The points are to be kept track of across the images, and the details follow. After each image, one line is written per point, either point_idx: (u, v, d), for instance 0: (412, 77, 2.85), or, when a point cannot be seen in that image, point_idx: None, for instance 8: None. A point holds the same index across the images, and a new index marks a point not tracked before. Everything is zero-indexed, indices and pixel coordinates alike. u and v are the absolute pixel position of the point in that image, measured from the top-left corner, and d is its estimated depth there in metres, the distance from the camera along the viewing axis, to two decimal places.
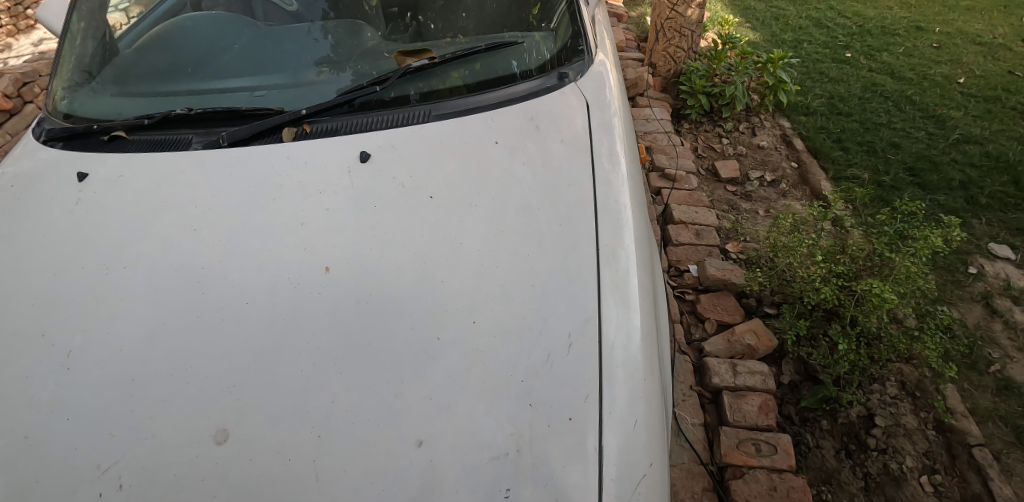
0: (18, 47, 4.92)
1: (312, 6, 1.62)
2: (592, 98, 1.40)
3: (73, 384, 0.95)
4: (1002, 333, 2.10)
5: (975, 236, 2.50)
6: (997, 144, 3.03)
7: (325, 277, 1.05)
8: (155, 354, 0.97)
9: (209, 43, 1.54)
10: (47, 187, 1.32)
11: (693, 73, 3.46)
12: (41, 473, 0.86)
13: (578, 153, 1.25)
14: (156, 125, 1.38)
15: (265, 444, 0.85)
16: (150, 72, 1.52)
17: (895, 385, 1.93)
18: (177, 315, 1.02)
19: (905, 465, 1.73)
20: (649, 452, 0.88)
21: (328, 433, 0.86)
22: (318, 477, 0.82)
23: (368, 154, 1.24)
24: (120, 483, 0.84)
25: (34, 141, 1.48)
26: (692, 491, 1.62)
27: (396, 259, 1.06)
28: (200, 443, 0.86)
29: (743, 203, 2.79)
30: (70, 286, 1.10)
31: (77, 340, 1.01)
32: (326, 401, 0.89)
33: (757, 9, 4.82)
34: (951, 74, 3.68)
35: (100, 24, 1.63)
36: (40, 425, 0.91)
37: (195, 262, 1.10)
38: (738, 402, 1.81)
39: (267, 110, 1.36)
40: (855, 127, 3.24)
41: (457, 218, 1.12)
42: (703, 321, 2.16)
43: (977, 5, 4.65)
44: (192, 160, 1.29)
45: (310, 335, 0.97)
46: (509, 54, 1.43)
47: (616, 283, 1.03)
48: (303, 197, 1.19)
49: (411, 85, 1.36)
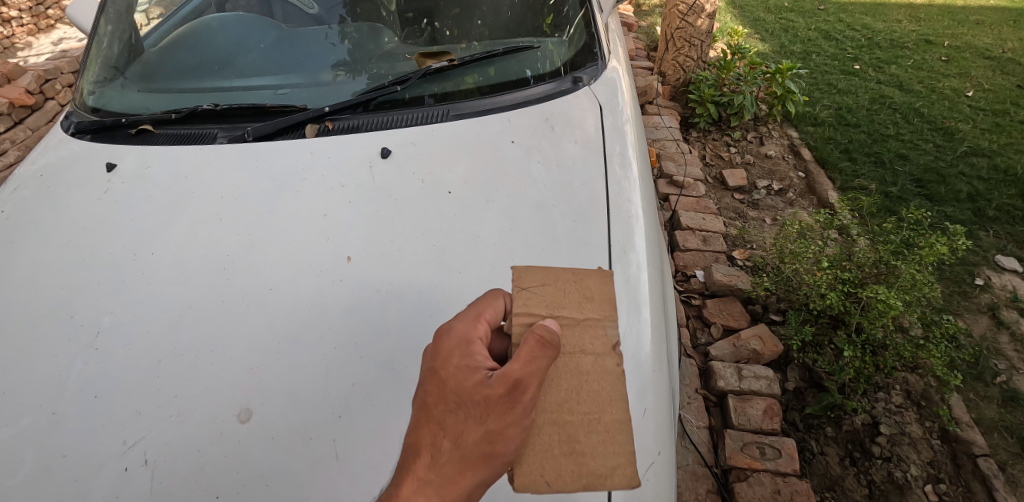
0: (39, 47, 5.01)
1: (331, 10, 1.66)
2: (605, 102, 1.44)
3: (101, 364, 0.99)
4: (1008, 344, 2.11)
5: (983, 248, 2.51)
6: (1005, 157, 3.05)
7: (347, 266, 1.09)
8: (181, 335, 1.01)
9: (235, 44, 1.60)
10: (76, 176, 1.37)
11: (702, 83, 3.49)
12: (68, 448, 0.90)
13: (592, 154, 1.29)
14: (183, 119, 1.43)
15: (287, 424, 0.90)
16: (176, 71, 1.57)
17: (901, 394, 1.94)
18: (202, 300, 1.06)
19: (910, 474, 1.74)
20: (657, 441, 0.93)
21: (348, 415, 0.90)
22: (338, 455, 0.87)
23: (389, 150, 1.28)
24: (146, 458, 0.88)
25: (63, 134, 1.52)
26: (696, 492, 1.65)
27: (415, 251, 1.10)
28: (223, 422, 0.90)
29: (750, 210, 2.81)
30: (98, 271, 1.14)
31: (106, 321, 1.05)
32: (347, 384, 0.93)
33: (768, 20, 4.86)
34: (959, 88, 3.71)
35: (126, 27, 1.67)
36: (70, 402, 0.95)
37: (219, 250, 1.14)
38: (743, 406, 1.83)
39: (292, 107, 1.40)
40: (863, 137, 3.26)
41: (475, 213, 1.16)
42: (709, 325, 2.19)
43: (987, 20, 4.68)
44: (216, 151, 1.34)
45: (332, 321, 1.01)
46: (524, 60, 1.47)
47: (627, 279, 1.07)
48: (326, 189, 1.23)
49: (429, 86, 1.40)
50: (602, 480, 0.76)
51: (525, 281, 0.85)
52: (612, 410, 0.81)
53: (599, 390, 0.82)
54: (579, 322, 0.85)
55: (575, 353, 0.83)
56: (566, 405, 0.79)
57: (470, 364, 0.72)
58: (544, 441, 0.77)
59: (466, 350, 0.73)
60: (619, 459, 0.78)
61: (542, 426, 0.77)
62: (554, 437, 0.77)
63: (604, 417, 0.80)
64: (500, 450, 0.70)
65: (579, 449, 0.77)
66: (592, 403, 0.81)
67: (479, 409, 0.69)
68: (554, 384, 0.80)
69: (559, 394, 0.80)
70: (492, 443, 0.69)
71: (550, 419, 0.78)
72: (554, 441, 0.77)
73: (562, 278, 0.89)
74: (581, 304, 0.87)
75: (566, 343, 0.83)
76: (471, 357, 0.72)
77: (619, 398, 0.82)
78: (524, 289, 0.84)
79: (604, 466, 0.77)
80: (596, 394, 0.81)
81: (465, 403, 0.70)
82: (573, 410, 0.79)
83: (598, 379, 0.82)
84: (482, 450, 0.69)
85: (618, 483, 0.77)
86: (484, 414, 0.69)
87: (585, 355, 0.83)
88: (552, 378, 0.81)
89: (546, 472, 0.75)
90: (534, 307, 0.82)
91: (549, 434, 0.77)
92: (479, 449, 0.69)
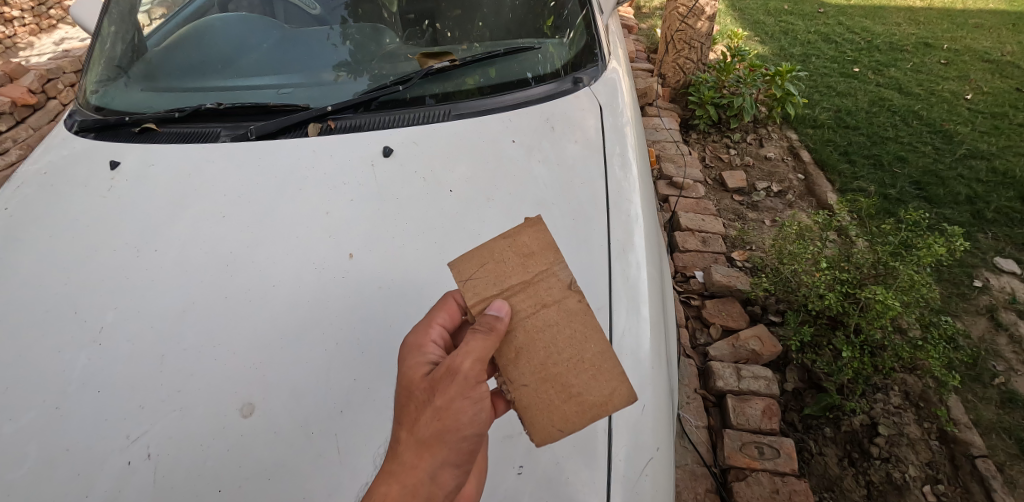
0: (41, 46, 5.02)
1: (334, 11, 1.68)
2: (605, 103, 1.45)
3: (104, 358, 1.00)
4: (1006, 346, 2.12)
5: (981, 250, 2.52)
6: (1004, 159, 3.06)
7: (349, 263, 1.10)
8: (184, 330, 1.02)
9: (237, 45, 1.61)
10: (80, 174, 1.38)
11: (702, 85, 3.50)
12: (71, 441, 0.90)
13: (592, 154, 1.30)
14: (186, 118, 1.44)
15: (289, 418, 0.91)
16: (179, 71, 1.58)
17: (899, 395, 1.95)
18: (205, 295, 1.07)
19: (909, 474, 1.74)
20: (656, 437, 0.94)
21: (349, 409, 0.91)
22: (339, 449, 0.88)
23: (391, 149, 1.29)
24: (149, 452, 0.89)
25: (66, 132, 1.53)
26: (695, 492, 1.66)
27: (416, 248, 1.11)
28: (226, 416, 0.91)
29: (750, 212, 2.82)
30: (102, 267, 1.15)
31: (109, 316, 1.06)
32: (349, 379, 0.94)
33: (767, 23, 4.88)
34: (958, 91, 3.72)
35: (129, 27, 1.68)
36: (73, 396, 0.95)
37: (223, 247, 1.15)
38: (742, 406, 1.83)
39: (294, 106, 1.41)
40: (862, 140, 3.28)
41: (476, 211, 1.17)
42: (708, 325, 2.19)
43: (986, 23, 4.70)
44: (219, 150, 1.35)
45: (335, 317, 1.02)
46: (524, 60, 1.49)
47: (626, 277, 1.08)
48: (328, 187, 1.24)
49: (431, 86, 1.42)
50: (604, 407, 0.84)
51: (466, 268, 0.89)
52: (592, 345, 0.85)
53: (574, 333, 0.86)
54: (530, 281, 0.87)
55: (537, 310, 0.86)
56: (548, 362, 0.84)
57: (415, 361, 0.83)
58: (543, 399, 0.83)
59: (420, 350, 0.85)
60: (613, 383, 0.84)
61: (535, 386, 0.83)
62: (549, 392, 0.83)
63: (587, 354, 0.85)
64: (451, 427, 0.76)
65: (575, 391, 0.84)
66: (570, 348, 0.85)
67: (426, 392, 0.79)
68: (529, 346, 0.84)
69: (538, 353, 0.84)
70: (440, 421, 0.76)
71: (539, 377, 0.84)
72: (551, 395, 0.83)
73: (497, 248, 0.91)
74: (524, 264, 0.89)
75: (525, 305, 0.86)
76: (422, 357, 0.84)
77: (595, 333, 0.86)
78: (466, 280, 0.88)
79: (602, 395, 0.84)
80: (572, 337, 0.85)
81: (413, 394, 0.80)
82: (556, 362, 0.84)
83: (568, 324, 0.86)
84: (433, 428, 0.76)
85: (620, 403, 0.83)
86: (429, 397, 0.78)
87: (547, 309, 0.86)
88: (525, 340, 0.85)
89: (555, 422, 0.82)
90: (480, 290, 0.87)
91: (545, 392, 0.83)
92: (428, 427, 0.76)
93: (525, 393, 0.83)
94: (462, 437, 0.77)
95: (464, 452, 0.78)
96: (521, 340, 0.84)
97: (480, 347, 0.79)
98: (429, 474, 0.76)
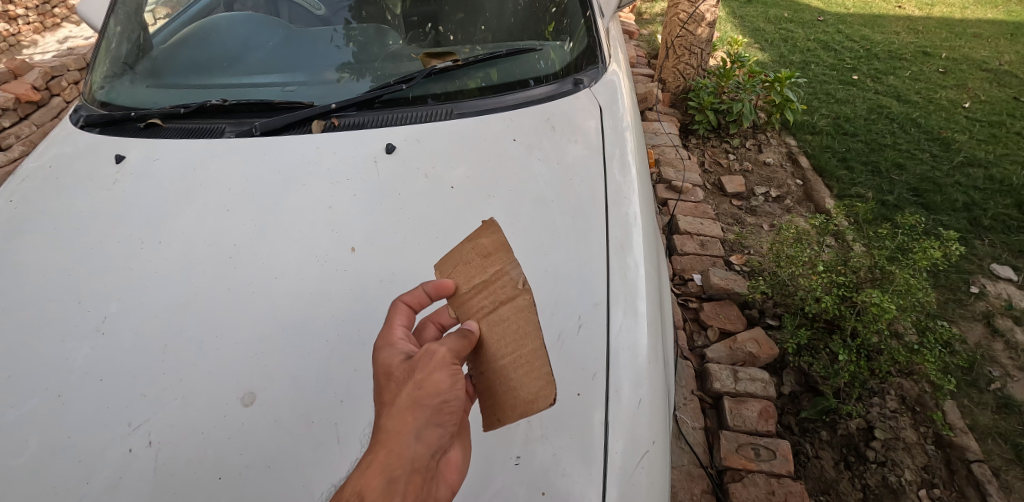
0: (44, 44, 5.07)
1: (339, 12, 1.70)
2: (604, 104, 1.47)
3: (108, 348, 1.01)
4: (1002, 352, 2.13)
5: (977, 256, 2.54)
6: (1001, 167, 3.08)
7: (351, 257, 1.11)
8: (187, 321, 1.03)
9: (243, 43, 1.63)
10: (85, 168, 1.39)
11: (702, 90, 3.54)
12: (72, 429, 0.91)
13: (593, 154, 1.32)
14: (191, 114, 1.46)
15: (290, 408, 0.92)
16: (184, 69, 1.60)
17: (896, 399, 1.96)
18: (209, 285, 1.08)
19: (904, 478, 1.75)
20: (653, 431, 0.95)
21: (350, 399, 0.93)
22: (339, 438, 0.89)
23: (394, 146, 1.31)
24: (151, 440, 0.90)
25: (72, 127, 1.55)
26: (691, 493, 1.67)
27: (418, 243, 1.13)
28: (228, 405, 0.92)
29: (748, 216, 2.84)
30: (106, 258, 1.17)
31: (113, 307, 1.07)
32: (350, 369, 0.96)
33: (767, 30, 4.92)
34: (956, 99, 3.75)
35: (135, 27, 1.69)
36: (74, 384, 0.97)
37: (227, 240, 1.17)
38: (738, 407, 1.84)
39: (299, 103, 1.43)
40: (860, 147, 3.30)
41: (477, 207, 1.19)
42: (705, 328, 2.20)
43: (985, 33, 4.75)
44: (224, 144, 1.37)
45: (337, 308, 1.04)
46: (526, 61, 1.51)
47: (623, 273, 1.10)
48: (331, 182, 1.25)
49: (434, 85, 1.44)
50: (531, 406, 0.84)
51: (445, 266, 0.98)
52: (529, 342, 0.86)
53: (518, 329, 0.87)
54: (489, 280, 0.92)
55: (495, 305, 0.89)
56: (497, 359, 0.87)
57: (392, 346, 0.83)
58: (491, 391, 0.88)
59: (389, 345, 0.83)
60: (539, 385, 0.84)
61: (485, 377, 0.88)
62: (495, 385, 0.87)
63: (523, 351, 0.86)
64: (432, 392, 0.74)
65: (512, 386, 0.86)
66: (512, 343, 0.87)
67: (407, 369, 0.78)
68: (485, 341, 0.89)
69: (491, 348, 0.88)
70: (419, 390, 0.74)
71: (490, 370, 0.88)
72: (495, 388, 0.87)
73: (464, 252, 0.97)
74: (486, 263, 0.94)
75: (483, 301, 0.91)
76: (394, 348, 0.83)
77: (535, 329, 0.86)
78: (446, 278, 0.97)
79: (530, 392, 0.84)
80: (516, 332, 0.87)
81: (394, 375, 0.78)
82: (502, 357, 0.87)
83: (516, 318, 0.88)
84: (413, 398, 0.74)
85: (543, 404, 0.83)
86: (409, 374, 0.77)
87: (503, 305, 0.89)
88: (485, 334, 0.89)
89: (495, 412, 0.87)
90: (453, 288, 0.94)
91: (492, 385, 0.88)
92: (409, 396, 0.74)
93: (482, 382, 0.89)
94: (444, 405, 0.75)
95: (447, 414, 0.75)
96: (484, 329, 0.89)
97: (455, 341, 0.82)
98: (415, 436, 0.73)
